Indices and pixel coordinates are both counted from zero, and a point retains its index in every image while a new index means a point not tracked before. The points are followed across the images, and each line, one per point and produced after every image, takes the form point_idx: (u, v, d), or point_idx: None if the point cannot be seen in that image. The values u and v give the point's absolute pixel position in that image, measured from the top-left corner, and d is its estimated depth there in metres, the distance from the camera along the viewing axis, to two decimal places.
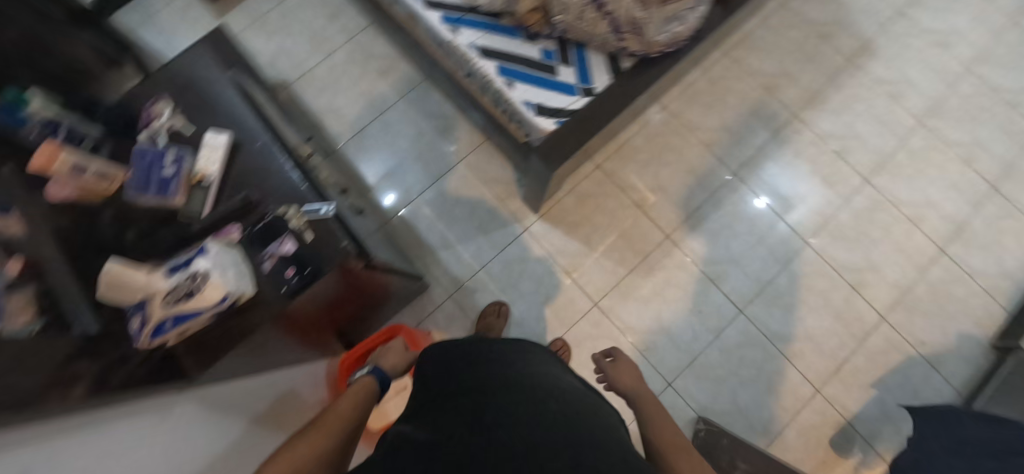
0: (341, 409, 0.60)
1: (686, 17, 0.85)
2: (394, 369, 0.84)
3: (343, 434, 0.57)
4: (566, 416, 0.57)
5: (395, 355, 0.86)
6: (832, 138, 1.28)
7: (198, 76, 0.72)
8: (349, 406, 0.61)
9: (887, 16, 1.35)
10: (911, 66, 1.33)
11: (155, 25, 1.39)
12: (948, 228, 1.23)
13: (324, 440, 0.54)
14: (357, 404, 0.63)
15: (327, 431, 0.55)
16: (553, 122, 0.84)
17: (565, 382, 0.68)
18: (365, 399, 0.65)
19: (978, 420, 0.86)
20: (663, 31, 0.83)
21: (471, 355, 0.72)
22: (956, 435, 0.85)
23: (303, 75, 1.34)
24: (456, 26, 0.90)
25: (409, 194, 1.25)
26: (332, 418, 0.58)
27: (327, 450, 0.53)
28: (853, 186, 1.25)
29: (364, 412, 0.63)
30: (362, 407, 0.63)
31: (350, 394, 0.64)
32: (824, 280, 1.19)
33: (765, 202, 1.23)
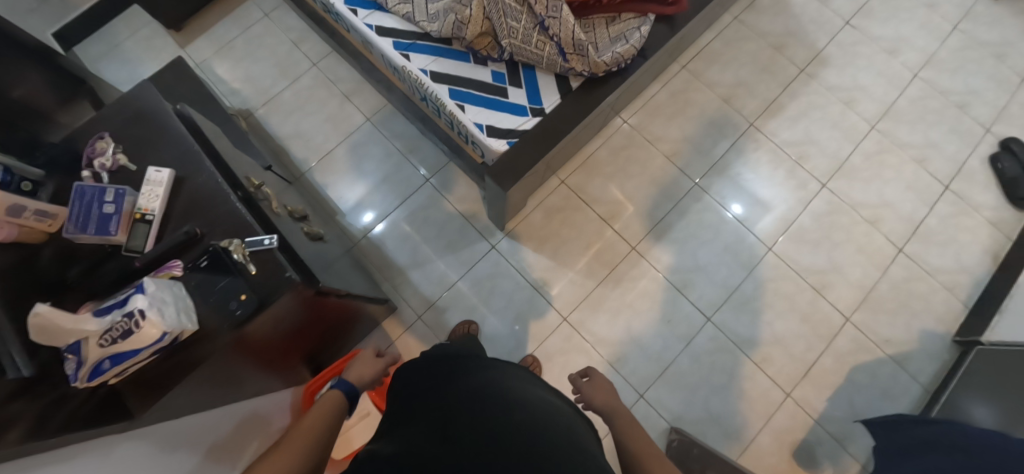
0: (317, 416, 0.60)
1: (631, 38, 0.89)
2: (360, 380, 0.76)
3: (316, 445, 0.56)
4: (541, 430, 0.58)
5: (365, 366, 0.78)
6: (789, 145, 1.31)
7: (143, 109, 0.72)
8: (325, 412, 0.61)
9: (837, 25, 1.40)
10: (862, 73, 1.37)
11: (119, 57, 1.39)
12: (906, 228, 1.26)
13: (294, 459, 0.53)
14: (331, 412, 0.62)
15: (304, 436, 0.56)
16: (504, 143, 0.86)
17: (544, 395, 0.69)
18: (337, 410, 0.64)
19: (921, 421, 0.90)
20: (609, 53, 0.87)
21: (450, 365, 0.73)
22: (901, 441, 0.89)
23: (268, 102, 1.34)
24: (407, 52, 0.92)
25: (380, 213, 1.25)
26: (299, 436, 0.56)
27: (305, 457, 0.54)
28: (813, 190, 1.27)
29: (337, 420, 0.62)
30: (335, 420, 0.62)
31: (319, 408, 0.62)
32: (789, 284, 1.21)
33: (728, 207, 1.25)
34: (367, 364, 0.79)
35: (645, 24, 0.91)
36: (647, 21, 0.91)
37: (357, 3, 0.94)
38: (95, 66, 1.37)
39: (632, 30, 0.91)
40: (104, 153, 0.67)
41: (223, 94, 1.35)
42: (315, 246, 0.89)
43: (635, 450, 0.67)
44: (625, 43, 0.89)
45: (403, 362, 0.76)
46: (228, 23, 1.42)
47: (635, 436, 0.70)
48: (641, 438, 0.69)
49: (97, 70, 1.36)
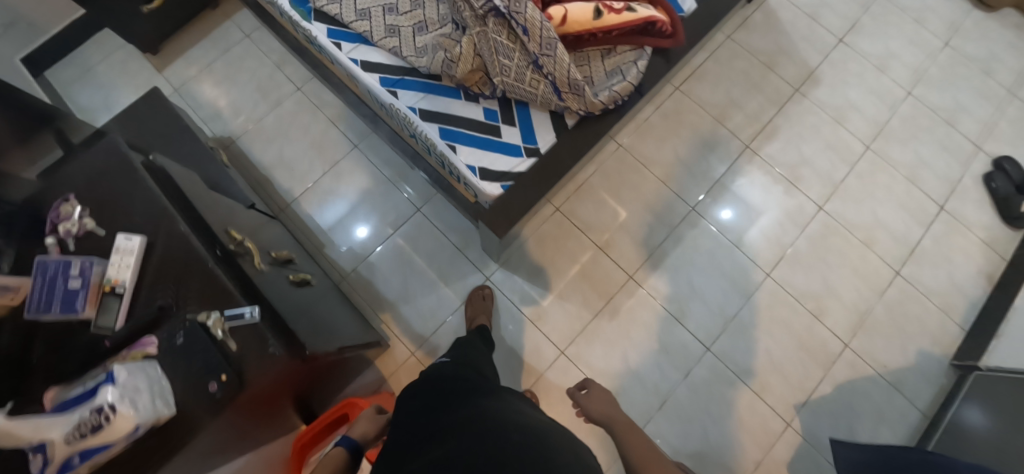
0: None
1: (628, 74, 0.87)
2: (365, 437, 0.77)
3: None
4: (544, 447, 0.57)
5: (368, 422, 0.79)
6: (783, 166, 1.27)
7: (113, 165, 0.67)
8: None
9: (829, 42, 1.37)
10: (855, 90, 1.33)
11: (90, 81, 1.31)
12: (900, 249, 1.22)
13: None
14: None
15: None
16: (498, 186, 0.82)
17: (547, 419, 0.67)
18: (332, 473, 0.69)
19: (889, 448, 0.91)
20: (605, 90, 0.85)
21: (447, 393, 0.70)
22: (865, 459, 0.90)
23: (249, 129, 1.28)
24: (395, 88, 0.87)
25: (374, 228, 1.22)
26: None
27: None
28: (808, 214, 1.24)
29: None
30: None
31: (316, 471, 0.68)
32: (785, 310, 1.18)
33: (726, 216, 1.23)
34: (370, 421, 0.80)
35: (642, 58, 0.88)
36: (643, 55, 0.89)
37: (343, 37, 0.91)
38: (66, 91, 1.29)
39: (628, 65, 0.88)
40: (69, 218, 0.62)
41: (202, 120, 1.29)
42: (299, 295, 0.85)
43: (641, 464, 0.74)
44: (623, 80, 0.86)
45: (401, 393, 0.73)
46: (205, 46, 1.35)
47: (635, 446, 0.78)
48: (644, 447, 0.78)
49: (68, 96, 1.29)
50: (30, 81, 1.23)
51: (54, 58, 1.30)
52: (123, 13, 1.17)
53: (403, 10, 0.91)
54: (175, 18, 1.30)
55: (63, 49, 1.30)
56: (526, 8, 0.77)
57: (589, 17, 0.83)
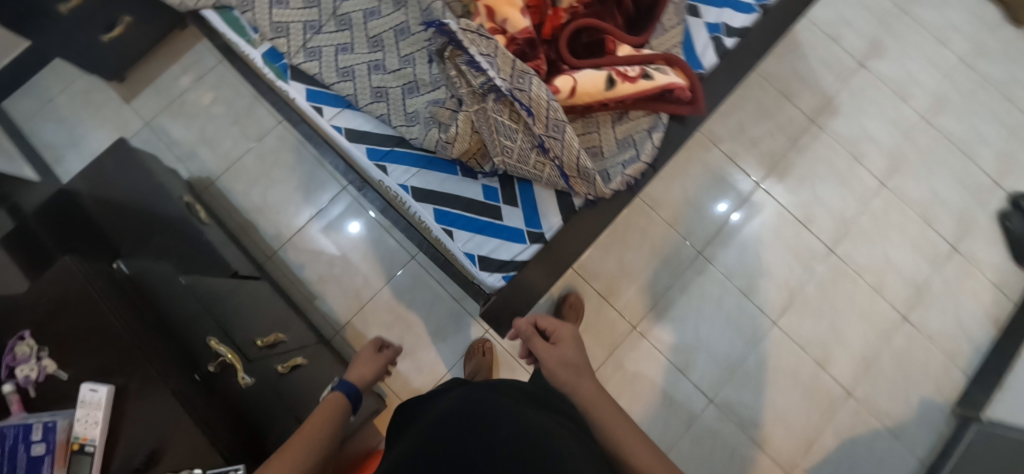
0: (314, 424, 0.55)
1: (642, 148, 0.79)
2: (362, 379, 0.70)
3: (318, 444, 0.53)
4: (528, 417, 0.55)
5: (366, 363, 0.73)
6: (795, 205, 1.21)
7: (82, 289, 0.61)
8: (323, 417, 0.57)
9: (848, 67, 1.28)
10: (872, 121, 1.26)
11: (54, 115, 1.21)
12: (910, 293, 1.18)
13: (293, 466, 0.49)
14: (331, 415, 0.57)
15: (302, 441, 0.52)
16: (500, 277, 0.77)
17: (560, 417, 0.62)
18: (338, 412, 0.59)
19: None
20: (616, 167, 0.79)
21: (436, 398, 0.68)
22: None
23: (228, 168, 1.19)
24: (384, 162, 0.79)
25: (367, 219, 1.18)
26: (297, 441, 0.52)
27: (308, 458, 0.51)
28: (819, 256, 1.19)
29: (339, 420, 0.58)
30: (336, 414, 0.59)
31: (322, 410, 0.58)
32: (791, 359, 1.14)
33: (727, 206, 1.20)
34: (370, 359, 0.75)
35: (657, 129, 0.81)
36: (659, 125, 0.81)
37: (324, 100, 0.81)
38: (30, 127, 1.20)
39: (642, 136, 0.80)
40: (26, 360, 0.56)
41: (178, 157, 1.20)
42: (292, 385, 0.82)
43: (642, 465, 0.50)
44: (636, 157, 0.79)
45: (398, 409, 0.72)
46: (175, 72, 1.24)
47: (641, 441, 0.52)
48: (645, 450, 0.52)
49: (32, 133, 1.20)
50: None
51: (13, 90, 1.20)
52: (81, 46, 1.06)
53: (391, 68, 0.81)
54: (139, 44, 1.18)
55: (20, 80, 1.19)
56: (532, 88, 0.68)
57: (601, 87, 0.75)
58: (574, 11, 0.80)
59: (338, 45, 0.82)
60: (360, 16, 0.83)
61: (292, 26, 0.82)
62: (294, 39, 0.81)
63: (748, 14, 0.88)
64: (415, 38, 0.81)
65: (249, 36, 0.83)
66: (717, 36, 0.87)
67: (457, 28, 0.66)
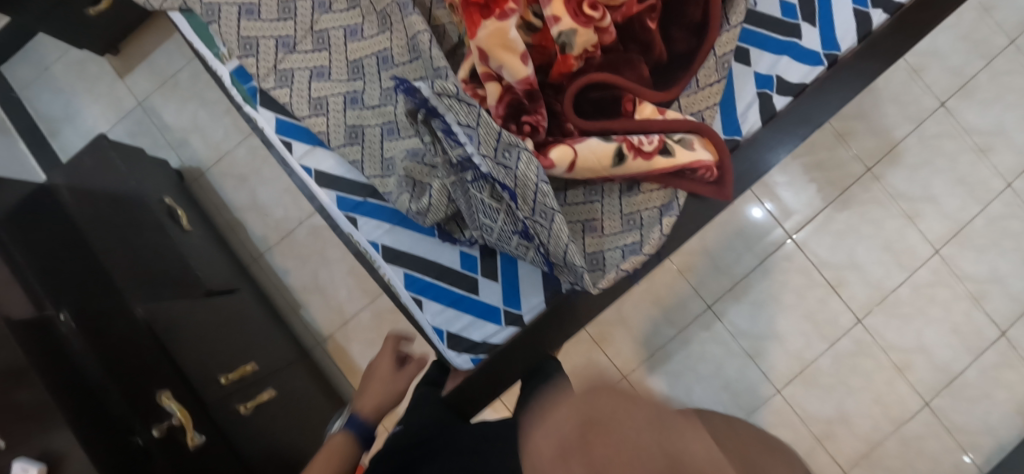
0: None
1: (648, 235, 0.69)
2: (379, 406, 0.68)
3: None
4: None
5: (380, 383, 0.71)
6: (827, 267, 1.08)
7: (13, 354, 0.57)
8: None
9: (923, 108, 1.08)
10: (939, 178, 1.08)
11: (47, 84, 1.16)
12: (937, 379, 1.06)
13: None
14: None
15: None
16: (468, 360, 0.70)
17: None
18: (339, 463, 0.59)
19: None
20: (612, 249, 0.69)
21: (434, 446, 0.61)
22: None
23: (221, 159, 1.14)
24: (355, 214, 0.72)
25: None
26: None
27: None
28: (842, 326, 1.07)
29: None
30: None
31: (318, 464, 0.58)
32: (788, 432, 1.07)
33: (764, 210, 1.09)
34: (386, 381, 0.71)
35: (671, 210, 0.69)
36: (672, 206, 0.69)
37: (295, 135, 0.73)
38: (24, 95, 1.16)
39: (650, 216, 0.69)
40: None
41: (170, 144, 1.14)
42: (256, 422, 0.82)
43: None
44: (635, 243, 0.69)
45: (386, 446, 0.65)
46: (171, 50, 1.15)
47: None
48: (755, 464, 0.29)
49: (29, 101, 1.16)
50: None
51: (8, 56, 1.15)
52: (65, 20, 0.97)
53: (370, 102, 0.71)
54: (129, 15, 1.09)
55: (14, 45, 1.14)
56: (514, 166, 0.57)
57: (608, 164, 0.62)
58: (590, 57, 0.64)
59: (313, 68, 0.72)
60: (343, 34, 0.72)
61: (263, 42, 0.72)
62: (265, 58, 0.72)
63: (812, 68, 0.72)
64: (400, 70, 0.70)
65: (218, 50, 0.75)
66: (766, 92, 0.72)
67: (428, 91, 0.56)
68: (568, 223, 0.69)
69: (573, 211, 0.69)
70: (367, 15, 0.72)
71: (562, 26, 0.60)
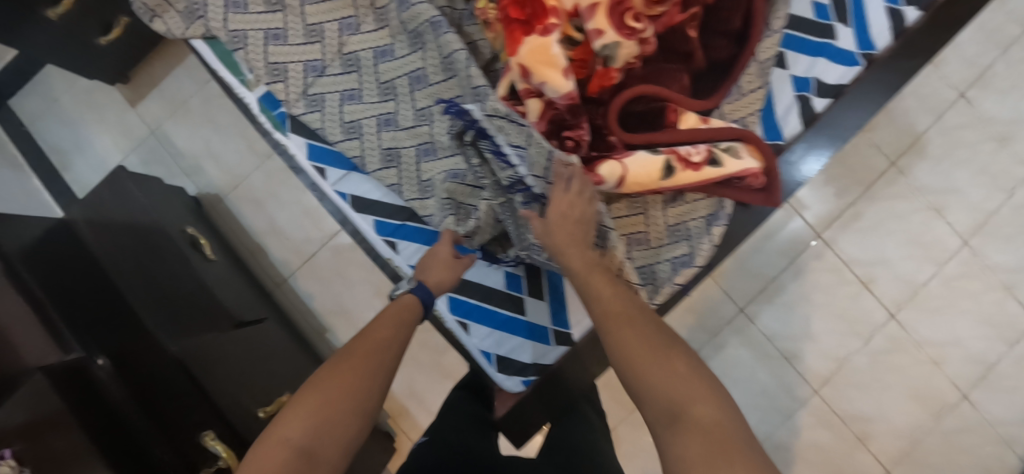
0: (372, 339, 0.49)
1: (698, 245, 0.68)
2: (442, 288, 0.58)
3: (369, 383, 0.46)
4: None
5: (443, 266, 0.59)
6: (857, 264, 1.07)
7: (56, 406, 0.54)
8: (381, 337, 0.49)
9: (943, 100, 1.08)
10: (963, 169, 1.08)
11: (56, 117, 1.14)
12: (972, 371, 1.06)
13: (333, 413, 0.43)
14: (392, 333, 0.50)
15: (354, 374, 0.46)
16: (519, 382, 0.69)
17: None
18: (406, 323, 0.53)
19: None
20: (661, 261, 0.69)
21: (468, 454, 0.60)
22: None
23: (238, 185, 1.12)
24: (394, 239, 0.71)
25: None
26: (361, 351, 0.48)
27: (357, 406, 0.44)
28: (875, 323, 1.07)
29: (402, 343, 0.51)
30: (404, 336, 0.52)
31: (387, 316, 0.52)
32: (828, 433, 1.06)
33: None
34: (447, 265, 0.60)
35: (718, 222, 0.68)
36: (720, 218, 0.69)
37: (328, 160, 0.72)
38: (34, 130, 1.14)
39: (699, 227, 0.68)
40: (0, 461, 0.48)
41: (185, 172, 1.13)
42: None
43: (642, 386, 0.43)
44: (684, 255, 0.69)
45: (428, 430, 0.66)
46: (181, 76, 1.13)
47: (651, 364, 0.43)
48: (642, 355, 0.43)
49: (39, 136, 1.13)
50: None
51: (15, 91, 1.13)
52: (76, 51, 0.96)
53: (404, 124, 0.69)
54: (137, 42, 1.07)
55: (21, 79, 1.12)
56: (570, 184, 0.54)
57: (657, 177, 0.61)
58: (631, 68, 0.63)
59: (344, 91, 0.71)
60: (373, 56, 0.71)
61: (290, 67, 0.71)
62: (294, 84, 0.71)
63: (848, 68, 0.71)
64: (434, 90, 0.68)
65: (244, 77, 0.74)
66: (805, 95, 0.71)
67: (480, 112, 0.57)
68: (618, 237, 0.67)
69: (622, 224, 0.68)
70: (397, 36, 0.70)
71: (606, 41, 0.59)
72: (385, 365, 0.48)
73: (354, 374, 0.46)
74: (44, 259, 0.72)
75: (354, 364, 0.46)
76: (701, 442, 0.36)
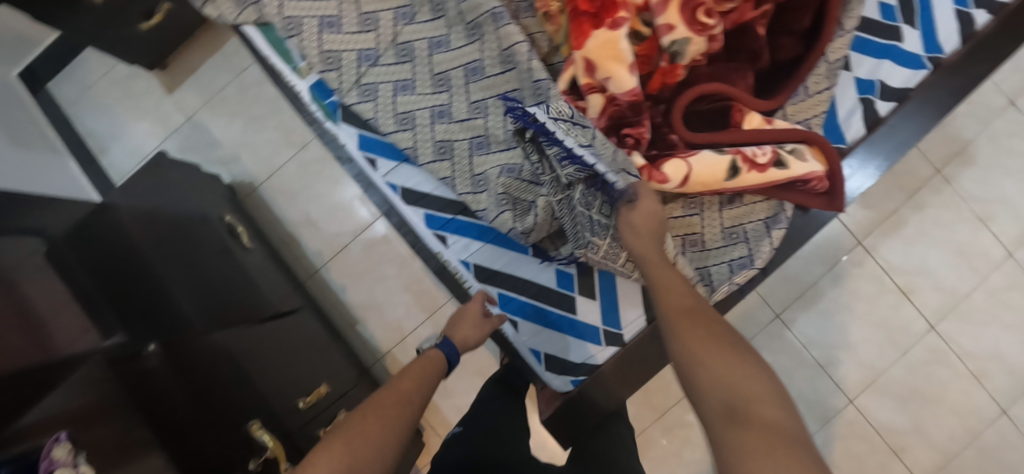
0: (402, 390, 0.53)
1: (757, 248, 0.67)
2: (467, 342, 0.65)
3: (398, 429, 0.49)
4: None
5: (471, 326, 0.65)
6: (898, 273, 1.05)
7: (112, 389, 0.53)
8: (410, 388, 0.54)
9: (993, 108, 1.06)
10: (1012, 180, 1.05)
11: (93, 101, 1.14)
12: (1013, 386, 1.03)
13: (370, 449, 0.45)
14: (419, 387, 0.55)
15: (385, 419, 0.49)
16: (568, 381, 0.68)
17: None
18: (429, 382, 0.57)
19: None
20: (718, 262, 0.68)
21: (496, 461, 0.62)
22: None
23: (272, 175, 1.11)
24: (444, 232, 0.72)
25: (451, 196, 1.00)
26: (386, 405, 0.50)
27: (386, 444, 0.46)
28: (914, 334, 1.05)
29: (426, 398, 0.55)
30: (426, 394, 0.56)
31: (412, 369, 0.57)
32: (863, 444, 1.04)
33: None
34: (475, 324, 0.66)
35: (778, 225, 0.67)
36: (780, 219, 0.67)
37: (377, 150, 0.74)
38: (70, 114, 1.14)
39: (758, 228, 0.67)
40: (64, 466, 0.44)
41: (220, 160, 1.12)
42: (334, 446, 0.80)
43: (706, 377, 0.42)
44: (742, 257, 0.67)
45: (446, 444, 0.69)
46: (218, 64, 1.12)
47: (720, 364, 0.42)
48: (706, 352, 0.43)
49: (75, 120, 1.13)
50: (28, 107, 1.08)
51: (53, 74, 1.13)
52: (118, 37, 0.95)
53: (457, 116, 0.67)
54: (176, 28, 1.06)
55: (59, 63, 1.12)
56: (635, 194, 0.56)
57: (721, 177, 0.59)
58: (696, 66, 0.63)
59: (397, 81, 0.69)
60: (427, 47, 0.69)
61: (344, 55, 0.69)
62: (347, 72, 0.70)
63: (915, 71, 0.69)
64: (488, 82, 0.65)
65: (296, 65, 0.74)
66: (868, 98, 0.69)
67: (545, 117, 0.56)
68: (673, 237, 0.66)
69: (678, 223, 0.66)
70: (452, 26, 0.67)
71: (676, 35, 0.59)
72: (407, 422, 0.50)
73: (380, 421, 0.48)
74: (90, 243, 0.71)
75: (381, 416, 0.49)
76: (761, 437, 0.34)
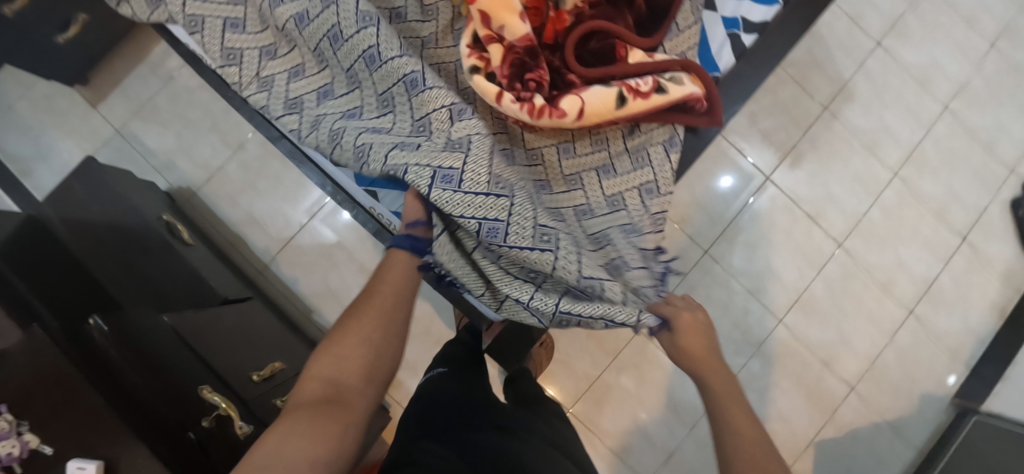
0: (389, 285, 0.57)
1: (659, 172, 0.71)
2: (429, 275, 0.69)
3: (391, 323, 0.54)
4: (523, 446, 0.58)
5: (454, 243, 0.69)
6: (805, 202, 1.17)
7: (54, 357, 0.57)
8: (392, 286, 0.57)
9: (864, 50, 1.21)
10: (888, 110, 1.20)
11: (16, 125, 1.13)
12: (917, 290, 1.16)
13: (361, 347, 0.51)
14: (402, 283, 0.57)
15: (375, 320, 0.53)
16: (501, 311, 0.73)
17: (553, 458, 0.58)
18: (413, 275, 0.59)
19: None
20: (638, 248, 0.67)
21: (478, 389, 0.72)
22: None
23: (212, 177, 1.13)
24: (374, 188, 0.75)
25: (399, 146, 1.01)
26: (378, 304, 0.54)
27: (374, 343, 0.51)
28: (826, 254, 1.16)
29: (411, 289, 0.58)
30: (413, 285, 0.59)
31: (396, 267, 0.58)
32: (797, 359, 1.14)
33: (728, 181, 1.17)
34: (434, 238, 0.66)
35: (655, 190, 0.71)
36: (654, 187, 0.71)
37: None
38: None
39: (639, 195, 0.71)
40: (6, 437, 0.53)
41: (155, 168, 1.13)
42: None
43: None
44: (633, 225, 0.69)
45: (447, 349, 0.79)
46: (146, 77, 1.14)
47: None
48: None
49: None
50: None
51: None
52: (37, 54, 0.96)
53: (338, 92, 0.70)
54: (99, 43, 1.08)
55: None
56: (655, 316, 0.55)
57: (612, 107, 0.63)
58: (580, 12, 0.71)
59: (290, 70, 0.72)
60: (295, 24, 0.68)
61: (246, 52, 0.72)
62: (248, 67, 0.73)
63: (769, 7, 0.80)
64: (350, 44, 0.64)
65: None
66: (735, 33, 0.80)
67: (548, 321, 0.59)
68: (568, 192, 0.70)
69: (579, 176, 0.70)
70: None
71: None
72: (400, 318, 0.55)
73: (367, 324, 0.52)
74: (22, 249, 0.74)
75: (376, 309, 0.54)
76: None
